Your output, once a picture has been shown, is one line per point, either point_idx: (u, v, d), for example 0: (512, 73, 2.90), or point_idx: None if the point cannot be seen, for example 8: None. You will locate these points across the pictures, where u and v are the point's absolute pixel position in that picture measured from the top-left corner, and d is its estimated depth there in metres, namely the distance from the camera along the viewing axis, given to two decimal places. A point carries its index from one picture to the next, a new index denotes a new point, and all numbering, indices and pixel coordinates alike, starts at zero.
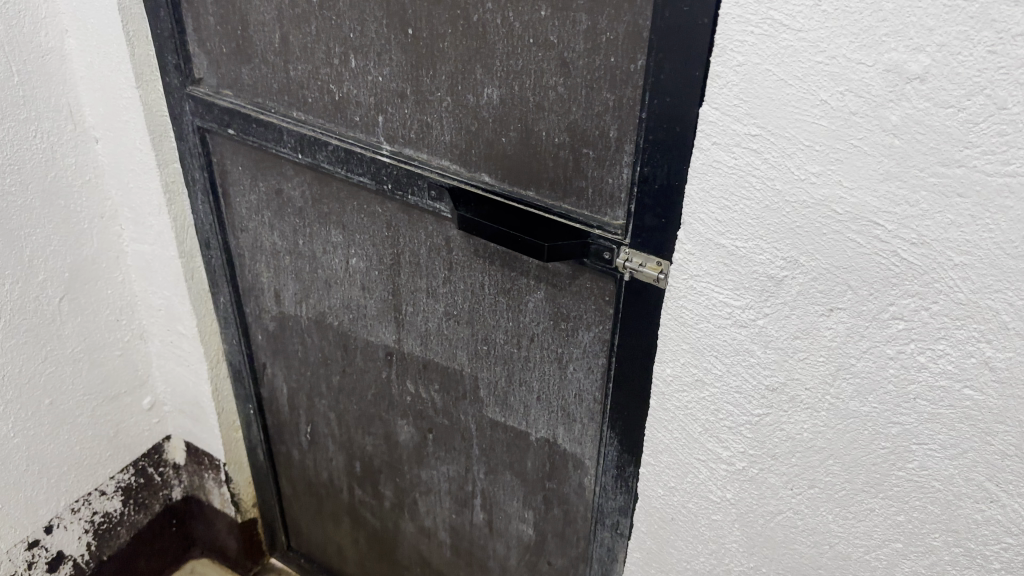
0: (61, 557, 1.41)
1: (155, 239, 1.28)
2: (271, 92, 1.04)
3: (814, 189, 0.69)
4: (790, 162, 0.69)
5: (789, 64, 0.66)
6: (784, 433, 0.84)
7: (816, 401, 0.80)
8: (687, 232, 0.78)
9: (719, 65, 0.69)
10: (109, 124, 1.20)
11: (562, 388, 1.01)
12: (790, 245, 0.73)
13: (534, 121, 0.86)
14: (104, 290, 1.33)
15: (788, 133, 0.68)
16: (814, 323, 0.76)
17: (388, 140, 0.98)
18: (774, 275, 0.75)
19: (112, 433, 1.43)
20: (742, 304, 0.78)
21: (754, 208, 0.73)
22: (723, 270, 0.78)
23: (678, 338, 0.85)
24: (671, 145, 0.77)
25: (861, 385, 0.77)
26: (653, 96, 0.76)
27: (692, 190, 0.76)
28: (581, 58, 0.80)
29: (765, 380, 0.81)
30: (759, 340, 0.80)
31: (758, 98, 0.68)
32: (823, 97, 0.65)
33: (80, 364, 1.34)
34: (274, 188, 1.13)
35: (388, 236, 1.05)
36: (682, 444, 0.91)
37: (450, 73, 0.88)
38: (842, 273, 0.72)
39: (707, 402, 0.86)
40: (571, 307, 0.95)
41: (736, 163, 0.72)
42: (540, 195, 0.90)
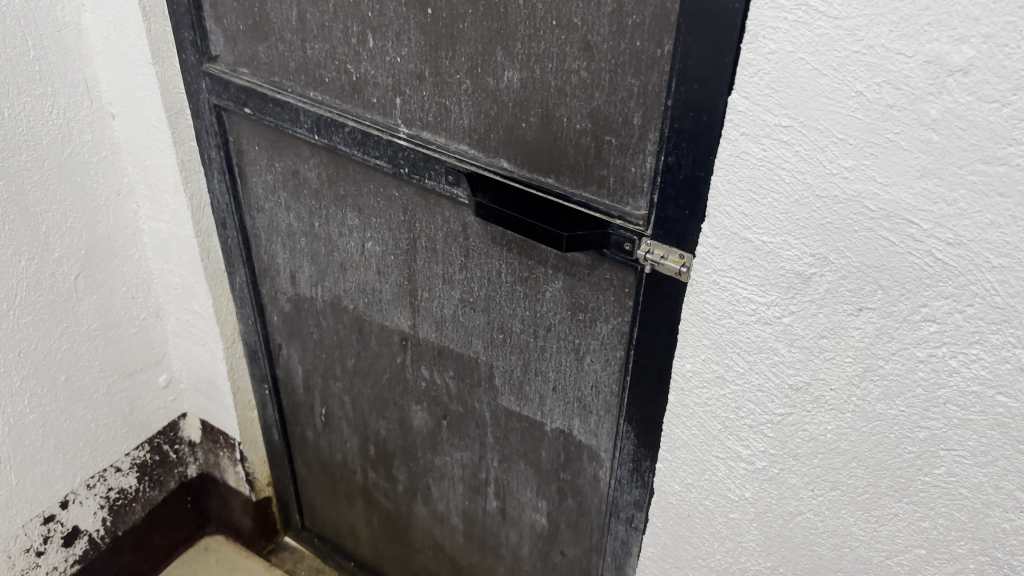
0: (77, 532, 1.42)
1: (171, 217, 1.26)
2: (287, 71, 1.02)
3: (847, 184, 0.66)
4: (822, 155, 0.66)
5: (824, 53, 0.62)
6: (807, 433, 0.81)
7: (841, 402, 0.77)
8: (711, 225, 0.75)
9: (751, 53, 0.66)
10: (126, 101, 1.18)
11: (579, 380, 0.99)
12: (819, 242, 0.70)
13: (555, 106, 0.83)
14: (121, 267, 1.32)
15: (821, 125, 0.65)
16: (842, 322, 0.73)
17: (406, 123, 0.95)
18: (801, 272, 0.73)
19: (128, 410, 1.43)
20: (767, 301, 0.76)
21: (783, 202, 0.70)
22: (749, 265, 0.75)
23: (700, 334, 0.82)
24: (697, 135, 0.74)
25: (889, 388, 0.74)
26: (680, 83, 0.73)
27: (718, 182, 0.73)
28: (606, 42, 0.77)
29: (789, 379, 0.79)
30: (783, 337, 0.77)
31: (790, 88, 0.65)
32: (859, 88, 0.62)
33: (96, 341, 1.33)
34: (290, 168, 1.11)
35: (404, 221, 1.03)
36: (700, 441, 0.89)
37: (470, 55, 0.86)
38: (873, 272, 0.69)
39: (728, 400, 0.84)
40: (590, 298, 0.92)
41: (765, 155, 0.69)
42: (560, 182, 0.87)
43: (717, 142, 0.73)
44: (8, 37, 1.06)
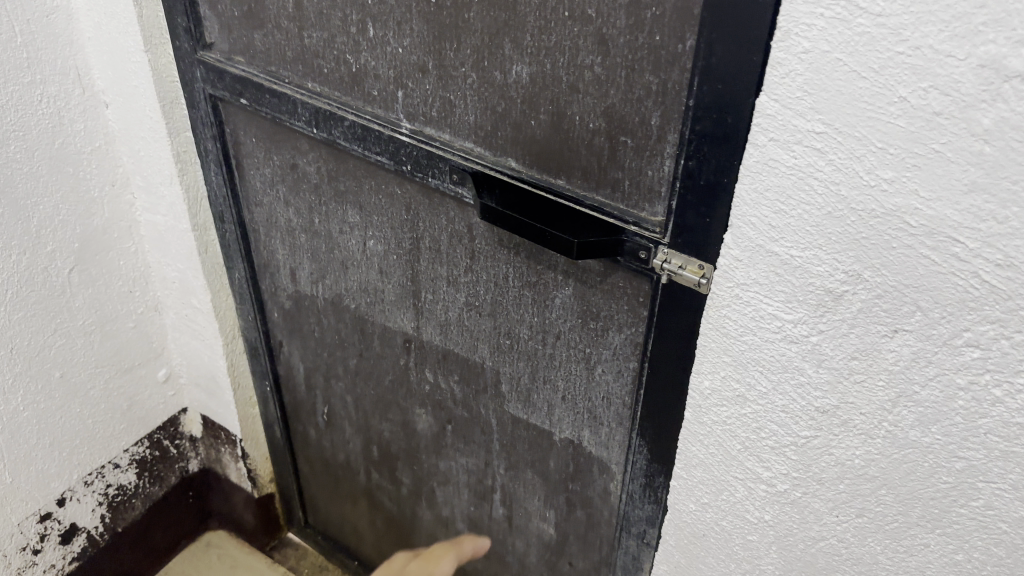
0: (74, 529, 1.38)
1: (167, 210, 1.21)
2: (284, 60, 0.96)
3: (885, 197, 0.60)
4: (859, 165, 0.60)
5: (864, 54, 0.56)
6: (833, 457, 0.76)
7: (871, 427, 0.72)
8: (735, 236, 0.70)
9: (781, 52, 0.60)
10: (119, 89, 1.13)
11: (590, 390, 0.94)
12: (853, 258, 0.64)
13: (567, 104, 0.77)
14: (116, 261, 1.28)
15: (858, 132, 0.59)
16: (875, 343, 0.67)
17: (408, 117, 0.90)
18: (832, 290, 0.67)
19: (126, 406, 1.39)
20: (794, 318, 0.70)
21: (814, 214, 0.64)
22: (774, 280, 0.69)
23: (720, 350, 0.77)
24: (720, 138, 0.68)
25: (924, 415, 0.68)
26: (703, 82, 0.67)
27: (743, 190, 0.67)
28: (622, 35, 0.71)
29: (815, 401, 0.74)
30: (810, 357, 0.71)
31: (825, 91, 0.59)
32: (903, 93, 0.56)
33: (92, 336, 1.29)
34: (288, 162, 1.05)
35: (407, 220, 0.98)
36: (718, 460, 0.84)
37: (476, 47, 0.80)
38: (911, 292, 0.63)
39: (749, 420, 0.79)
40: (602, 306, 0.87)
41: (795, 163, 0.63)
42: (572, 185, 0.82)
43: (742, 147, 0.67)
44: None
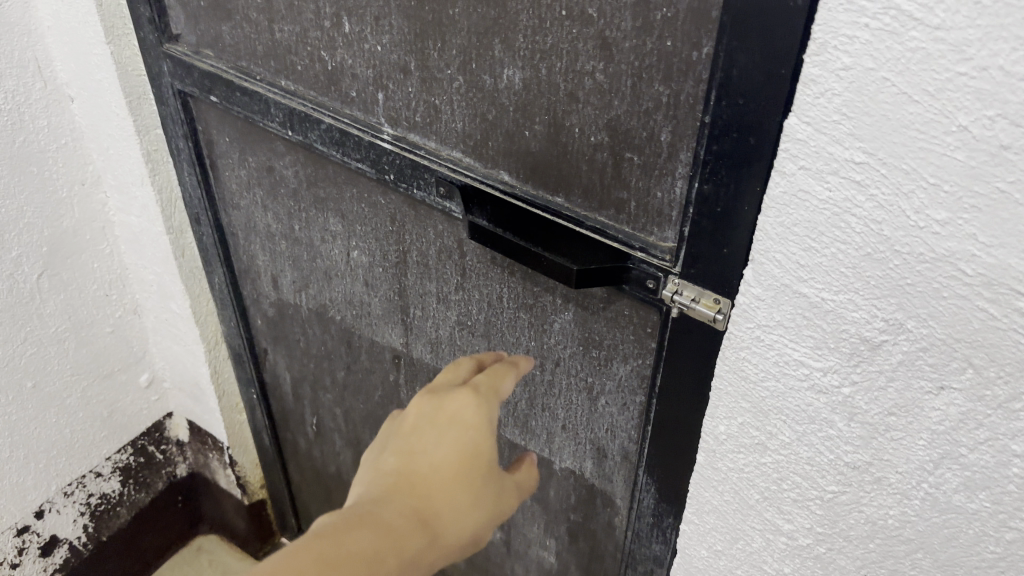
0: (55, 541, 1.32)
1: (140, 211, 1.13)
2: (255, 55, 0.87)
3: (936, 240, 0.51)
4: (906, 203, 0.51)
5: (917, 74, 0.47)
6: (863, 515, 0.67)
7: (908, 487, 0.63)
8: (757, 273, 0.61)
9: (815, 67, 0.50)
10: (83, 83, 1.03)
11: (592, 421, 0.86)
12: (895, 305, 0.55)
13: (565, 114, 0.68)
14: (90, 263, 1.19)
15: (906, 165, 0.50)
16: (917, 400, 0.58)
17: (390, 122, 0.80)
18: (869, 339, 0.58)
19: (107, 414, 1.32)
20: (823, 366, 0.62)
21: (850, 254, 0.55)
22: (801, 324, 0.61)
23: (737, 394, 0.69)
24: (740, 161, 0.59)
25: (970, 481, 0.59)
26: (722, 97, 0.57)
27: (767, 222, 0.58)
28: (627, 39, 0.61)
29: (845, 456, 0.65)
30: (841, 409, 0.63)
31: (868, 115, 0.50)
32: (962, 121, 0.47)
33: (67, 343, 1.21)
34: (264, 164, 0.96)
35: (392, 231, 0.89)
36: (733, 508, 0.76)
37: (463, 47, 0.70)
38: (963, 348, 0.54)
39: (769, 470, 0.71)
40: (605, 334, 0.78)
41: (829, 196, 0.54)
42: (571, 203, 0.73)
43: (765, 172, 0.57)
44: None
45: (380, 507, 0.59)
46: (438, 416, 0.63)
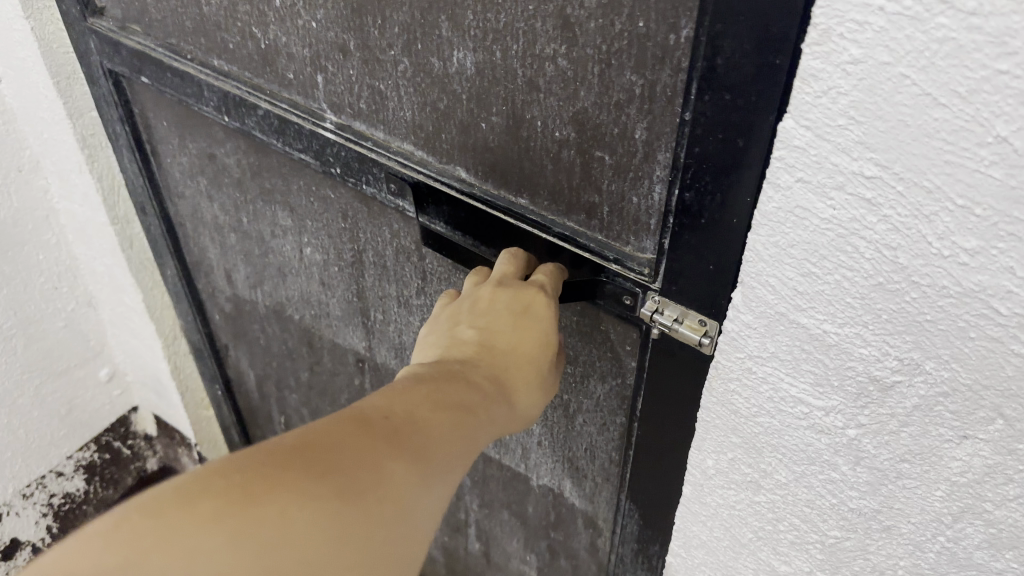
0: (16, 544, 1.23)
1: (82, 200, 1.01)
2: (184, 31, 0.77)
3: (963, 272, 0.41)
4: (926, 226, 0.41)
5: (945, 71, 0.36)
6: (870, 564, 0.58)
7: (921, 540, 0.54)
8: (748, 297, 0.52)
9: (816, 60, 0.40)
10: (6, 59, 0.89)
11: (569, 440, 0.78)
12: (911, 343, 0.45)
13: (525, 105, 0.58)
14: (34, 255, 1.06)
15: (928, 182, 0.40)
16: (935, 448, 0.49)
17: (332, 109, 0.71)
18: (879, 378, 0.48)
19: (64, 411, 1.23)
20: (825, 406, 0.52)
21: (858, 283, 0.45)
22: (800, 357, 0.52)
23: (726, 428, 0.60)
24: (727, 167, 0.49)
25: (996, 539, 0.50)
26: (706, 89, 0.47)
27: (758, 241, 0.49)
28: (592, 18, 0.50)
29: (850, 502, 0.56)
30: (845, 452, 0.54)
31: (881, 120, 0.40)
32: (1001, 131, 0.36)
33: (13, 341, 1.10)
34: (205, 151, 0.87)
35: (345, 228, 0.80)
36: (724, 546, 0.67)
37: (406, 25, 0.60)
38: (991, 394, 0.44)
39: (764, 509, 0.62)
40: (580, 349, 0.70)
41: (834, 215, 0.44)
42: (536, 205, 0.63)
43: (756, 182, 0.48)
44: None
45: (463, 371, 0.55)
46: (510, 298, 0.59)
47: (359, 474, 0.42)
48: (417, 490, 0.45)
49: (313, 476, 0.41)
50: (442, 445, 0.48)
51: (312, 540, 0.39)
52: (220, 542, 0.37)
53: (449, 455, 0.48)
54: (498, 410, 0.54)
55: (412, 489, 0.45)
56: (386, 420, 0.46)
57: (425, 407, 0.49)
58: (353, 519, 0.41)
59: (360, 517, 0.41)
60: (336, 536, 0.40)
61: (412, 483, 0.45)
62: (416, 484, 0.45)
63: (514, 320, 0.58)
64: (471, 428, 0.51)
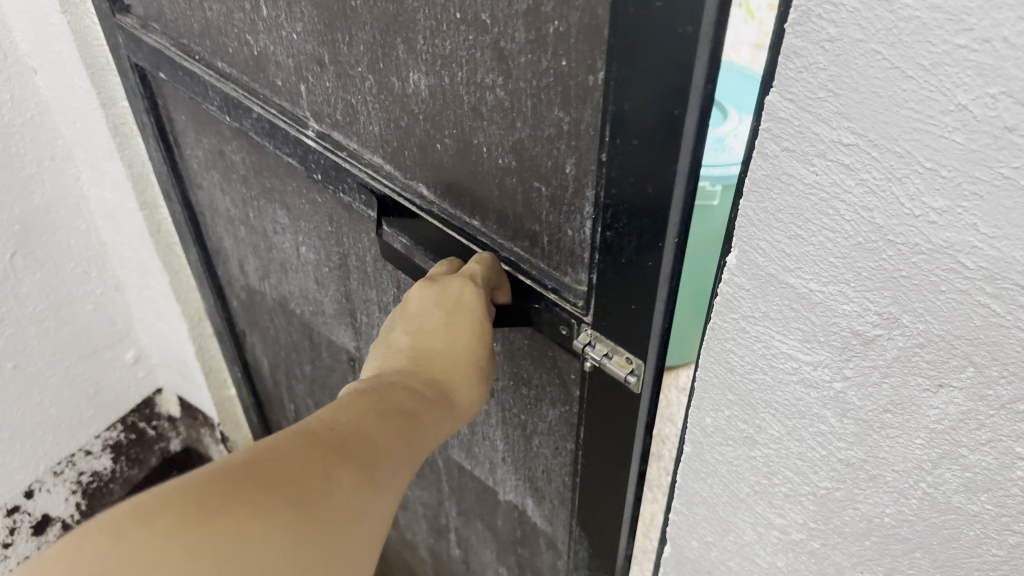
0: (48, 519, 1.29)
1: (112, 186, 1.06)
2: (193, 33, 0.80)
3: (931, 231, 0.35)
4: (899, 188, 0.35)
5: (910, 46, 0.31)
6: (860, 513, 0.48)
7: (902, 486, 0.44)
8: (740, 258, 0.44)
9: (794, 36, 0.35)
10: (42, 54, 0.94)
11: (528, 460, 0.78)
12: (889, 298, 0.38)
13: (471, 131, 0.58)
14: (66, 241, 1.12)
15: (900, 149, 0.34)
16: (912, 399, 0.40)
17: (315, 117, 0.72)
18: (862, 334, 0.40)
19: (93, 393, 1.28)
20: (813, 360, 0.44)
21: (841, 242, 0.38)
22: (788, 314, 0.44)
23: (722, 386, 0.51)
24: (644, 211, 0.49)
25: (968, 482, 0.41)
26: (616, 133, 0.47)
27: (747, 207, 0.42)
28: (523, 53, 0.51)
29: (838, 454, 0.46)
30: (831, 405, 0.45)
31: (855, 92, 0.34)
32: (962, 100, 0.31)
33: (45, 325, 1.15)
34: (216, 148, 0.90)
35: (331, 231, 0.82)
36: (723, 501, 0.58)
37: (370, 45, 0.61)
38: (958, 341, 0.37)
39: (759, 464, 0.53)
40: (532, 372, 0.70)
41: (815, 181, 0.38)
42: (487, 227, 0.63)
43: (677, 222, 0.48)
44: None
45: (410, 377, 0.56)
46: (441, 294, 0.59)
47: (303, 485, 0.45)
48: (367, 495, 0.47)
49: (259, 490, 0.43)
50: (390, 448, 0.50)
51: (264, 551, 0.41)
52: (175, 560, 0.39)
53: (400, 458, 0.50)
54: (448, 411, 0.56)
55: (361, 494, 0.47)
56: (326, 430, 0.48)
57: (365, 415, 0.51)
58: (303, 530, 0.43)
59: (312, 527, 0.44)
60: (287, 546, 0.42)
61: (360, 490, 0.47)
62: (364, 490, 0.47)
63: (446, 318, 0.58)
64: (419, 431, 0.53)
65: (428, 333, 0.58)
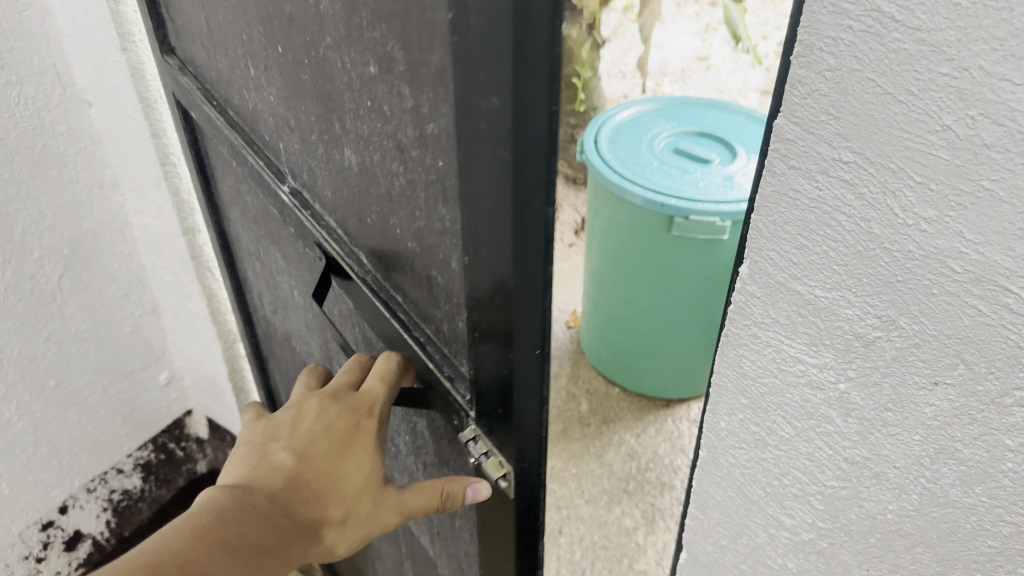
0: (80, 535, 1.27)
1: (158, 213, 1.11)
2: (210, 81, 0.86)
3: (923, 239, 0.39)
4: (892, 200, 0.39)
5: (899, 73, 0.36)
6: (864, 511, 0.50)
7: (906, 483, 0.46)
8: (753, 269, 0.49)
9: (801, 68, 0.40)
10: (101, 87, 0.99)
11: (455, 537, 0.79)
12: (887, 302, 0.42)
13: (388, 212, 0.61)
14: (110, 265, 1.15)
15: (894, 165, 0.38)
16: (910, 396, 0.43)
17: (290, 174, 0.77)
18: (863, 336, 0.44)
19: (127, 412, 1.30)
20: (819, 363, 0.47)
21: (842, 251, 0.43)
22: (796, 319, 0.48)
23: (735, 391, 0.55)
24: (506, 332, 0.50)
25: (966, 475, 0.42)
26: (476, 240, 0.48)
27: (759, 219, 0.47)
28: (413, 148, 0.53)
29: (845, 454, 0.49)
30: (837, 405, 0.48)
31: (854, 115, 0.39)
32: (946, 120, 0.35)
33: (88, 344, 1.17)
34: (237, 187, 0.95)
35: (310, 281, 0.85)
36: (737, 504, 0.60)
37: (319, 117, 0.65)
38: (950, 342, 0.40)
39: (771, 466, 0.55)
40: (448, 452, 0.71)
41: (818, 195, 0.42)
42: (405, 304, 0.65)
43: (543, 322, 0.50)
44: None
45: (276, 501, 0.60)
46: (334, 419, 0.63)
47: None
48: None
49: None
50: None
51: None
52: None
53: None
54: (299, 544, 0.60)
55: None
56: (156, 563, 0.53)
57: (202, 545, 0.56)
58: None
59: None
60: None
61: None
62: None
63: (333, 444, 0.63)
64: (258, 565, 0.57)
65: (308, 457, 0.62)
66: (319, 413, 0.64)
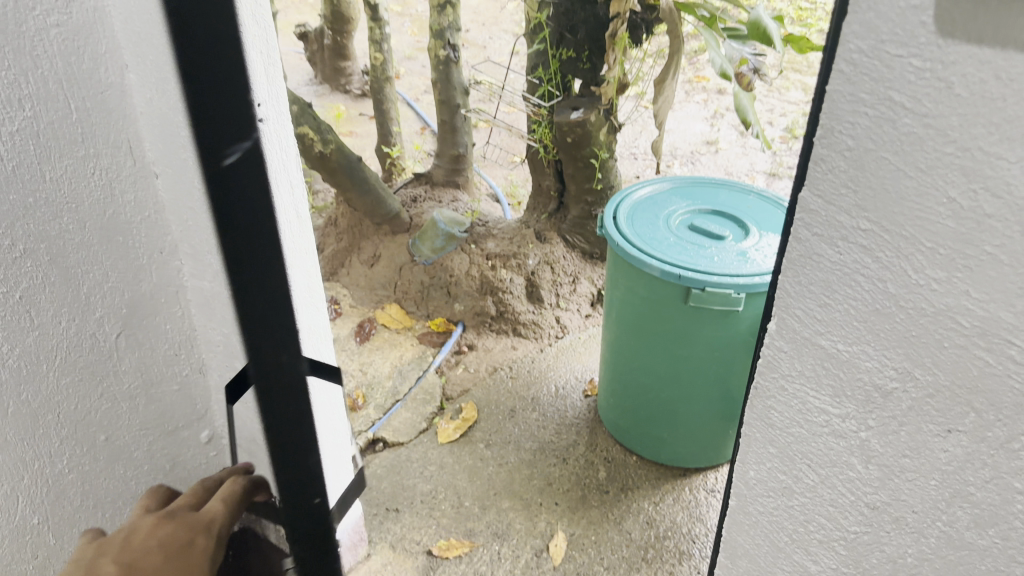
0: None
1: (213, 276, 1.18)
2: None
3: (934, 297, 0.50)
4: (905, 263, 0.50)
5: (911, 153, 0.47)
6: (885, 555, 0.62)
7: (924, 526, 0.58)
8: (780, 325, 0.60)
9: (823, 147, 0.52)
10: (171, 160, 1.07)
11: None
12: (902, 354, 0.53)
13: None
14: (162, 325, 1.19)
15: (906, 232, 0.49)
16: (925, 442, 0.55)
17: None
18: (880, 386, 0.55)
19: (169, 468, 1.27)
20: (842, 413, 0.59)
21: (861, 309, 0.54)
22: (821, 372, 0.59)
23: (764, 440, 0.67)
24: None
25: (979, 516, 0.54)
26: None
27: (786, 281, 0.58)
28: None
29: (866, 498, 0.61)
30: (859, 452, 0.60)
31: (871, 188, 0.50)
32: (952, 193, 0.46)
33: (137, 400, 1.16)
34: None
35: None
36: (764, 551, 0.73)
37: None
38: (961, 390, 0.51)
39: (797, 512, 0.68)
40: None
41: (840, 258, 0.54)
42: None
43: None
44: (51, 101, 0.90)
45: None
46: (172, 542, 0.92)
47: None
48: None
49: None
50: None
51: None
52: None
53: None
54: None
55: None
56: None
57: None
58: None
59: None
60: None
61: None
62: None
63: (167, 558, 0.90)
64: None
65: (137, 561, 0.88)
66: (159, 537, 0.92)
